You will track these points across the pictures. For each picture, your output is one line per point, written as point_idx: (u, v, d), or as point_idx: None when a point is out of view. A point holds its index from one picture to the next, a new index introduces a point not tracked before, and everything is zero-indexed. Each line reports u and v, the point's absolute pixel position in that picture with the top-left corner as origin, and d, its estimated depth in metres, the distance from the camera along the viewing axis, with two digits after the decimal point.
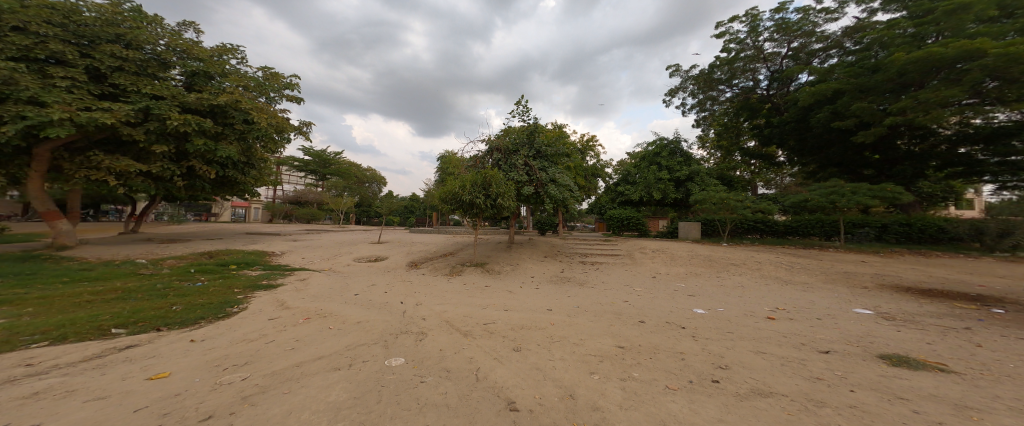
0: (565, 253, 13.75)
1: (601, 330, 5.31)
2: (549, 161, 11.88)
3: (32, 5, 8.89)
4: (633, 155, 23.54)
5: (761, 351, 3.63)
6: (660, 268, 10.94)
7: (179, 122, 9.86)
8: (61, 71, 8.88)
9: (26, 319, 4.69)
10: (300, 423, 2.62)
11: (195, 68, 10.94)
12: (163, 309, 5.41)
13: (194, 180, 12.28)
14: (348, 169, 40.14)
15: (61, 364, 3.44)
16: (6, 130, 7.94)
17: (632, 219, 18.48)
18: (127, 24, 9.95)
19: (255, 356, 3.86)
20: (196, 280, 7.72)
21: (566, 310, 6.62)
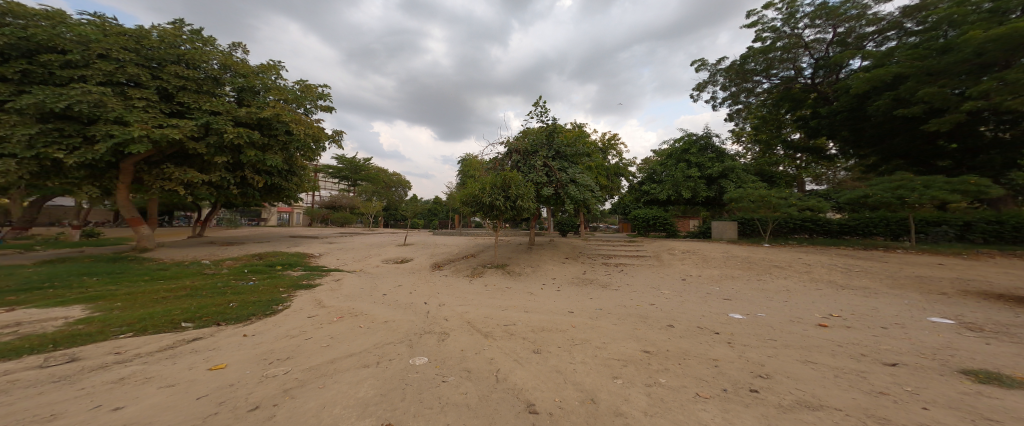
0: (588, 255, 13.61)
1: (625, 334, 5.20)
2: (569, 161, 11.83)
3: (112, 34, 9.94)
4: (659, 152, 22.85)
5: (810, 361, 3.42)
6: (692, 270, 10.53)
7: (234, 135, 10.74)
8: (138, 93, 9.87)
9: (114, 313, 5.33)
10: (332, 417, 2.77)
11: (242, 84, 11.87)
12: (222, 305, 5.91)
13: (247, 188, 13.35)
14: (375, 174, 41.86)
15: (140, 353, 3.88)
16: (99, 147, 9.08)
17: (660, 219, 17.95)
18: (184, 46, 10.89)
19: (295, 352, 4.13)
20: (249, 278, 8.39)
21: (588, 312, 6.54)
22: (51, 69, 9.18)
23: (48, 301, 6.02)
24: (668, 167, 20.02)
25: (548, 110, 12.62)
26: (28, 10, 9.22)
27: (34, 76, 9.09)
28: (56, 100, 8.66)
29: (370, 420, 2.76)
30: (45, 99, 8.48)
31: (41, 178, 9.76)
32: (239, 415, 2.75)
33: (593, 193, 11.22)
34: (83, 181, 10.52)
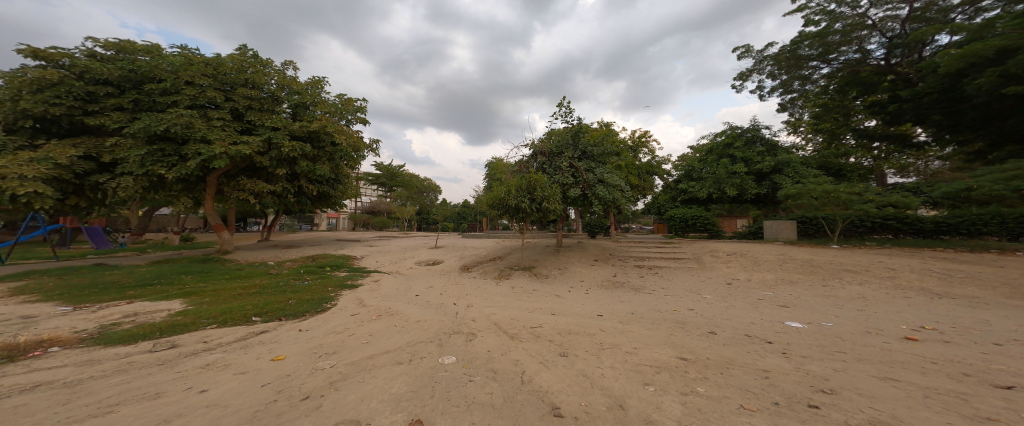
0: (619, 257, 13.22)
1: (658, 339, 5.00)
2: (596, 161, 11.66)
3: (197, 63, 11.27)
4: (697, 148, 21.70)
5: (890, 378, 3.07)
6: (739, 273, 9.86)
7: (291, 149, 11.75)
8: (218, 114, 11.16)
9: (203, 306, 6.12)
10: (368, 411, 2.96)
11: (297, 101, 12.91)
12: (283, 302, 6.50)
13: (302, 197, 14.55)
14: (407, 180, 43.75)
15: (219, 343, 4.42)
16: (190, 164, 10.44)
17: (701, 219, 16.91)
18: (251, 69, 12.02)
19: (340, 347, 4.44)
20: (305, 278, 9.16)
21: (618, 316, 6.38)
22: (153, 96, 10.71)
23: (156, 295, 7.06)
24: (709, 163, 18.82)
25: (573, 110, 12.48)
26: (139, 47, 10.86)
27: (142, 104, 10.66)
28: (159, 124, 10.06)
29: (402, 415, 2.92)
30: (150, 123, 9.87)
31: (151, 191, 11.32)
32: (291, 404, 3.04)
33: (623, 192, 10.94)
34: (179, 193, 12.11)
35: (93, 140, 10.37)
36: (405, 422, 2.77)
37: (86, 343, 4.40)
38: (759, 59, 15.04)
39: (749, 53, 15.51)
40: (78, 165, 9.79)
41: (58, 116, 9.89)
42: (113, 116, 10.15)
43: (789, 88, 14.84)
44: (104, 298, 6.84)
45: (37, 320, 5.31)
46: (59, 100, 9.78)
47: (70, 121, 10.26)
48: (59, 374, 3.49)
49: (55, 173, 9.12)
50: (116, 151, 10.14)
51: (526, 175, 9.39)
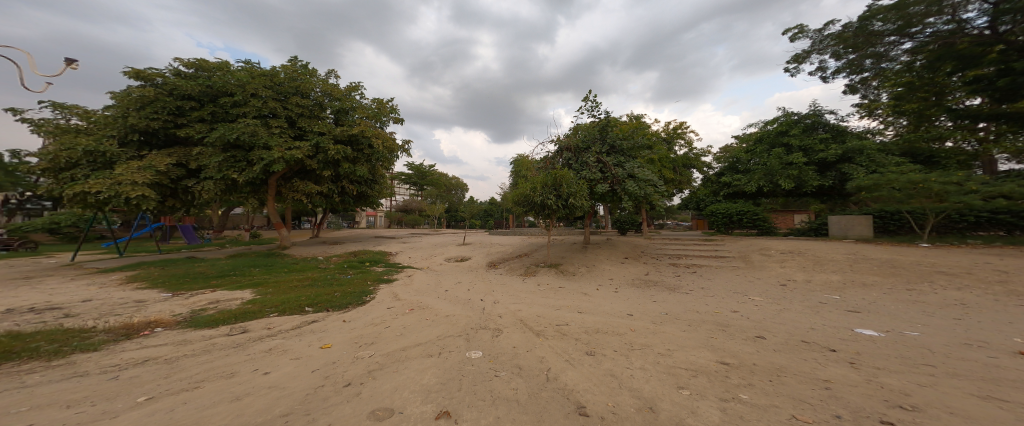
0: (650, 255, 12.70)
1: (695, 342, 4.74)
2: (625, 155, 11.31)
3: (257, 76, 12.33)
4: (743, 138, 20.22)
5: (993, 397, 2.66)
6: (795, 274, 9.07)
7: (336, 151, 12.52)
8: (276, 122, 12.18)
9: (268, 296, 6.80)
10: (400, 400, 3.11)
11: (338, 107, 13.65)
12: (331, 294, 7.01)
13: (345, 196, 15.51)
14: (437, 179, 45.07)
15: (278, 329, 4.88)
16: (255, 168, 11.52)
17: (748, 214, 15.77)
18: (300, 79, 12.94)
19: (377, 338, 4.69)
20: (349, 272, 9.81)
21: (650, 316, 6.12)
22: (226, 108, 11.99)
23: (231, 284, 7.97)
24: (760, 153, 17.48)
25: (599, 104, 12.14)
26: (214, 64, 12.13)
27: (217, 116, 11.98)
28: (231, 133, 11.22)
29: (431, 405, 3.03)
30: (224, 133, 11.06)
31: (228, 193, 12.68)
32: (333, 389, 3.26)
33: (656, 186, 10.48)
34: (249, 194, 13.46)
35: (183, 149, 11.81)
36: (434, 412, 2.87)
37: (182, 325, 5.11)
38: (817, 40, 12.85)
39: (805, 33, 14.05)
40: (172, 172, 11.19)
41: (156, 129, 11.40)
42: (196, 128, 11.53)
43: (857, 68, 12.69)
44: (193, 286, 7.85)
45: (144, 304, 6.25)
46: (155, 116, 11.29)
47: (165, 133, 11.81)
48: (159, 352, 4.07)
49: (156, 179, 10.55)
50: (197, 159, 11.50)
51: (552, 171, 9.28)
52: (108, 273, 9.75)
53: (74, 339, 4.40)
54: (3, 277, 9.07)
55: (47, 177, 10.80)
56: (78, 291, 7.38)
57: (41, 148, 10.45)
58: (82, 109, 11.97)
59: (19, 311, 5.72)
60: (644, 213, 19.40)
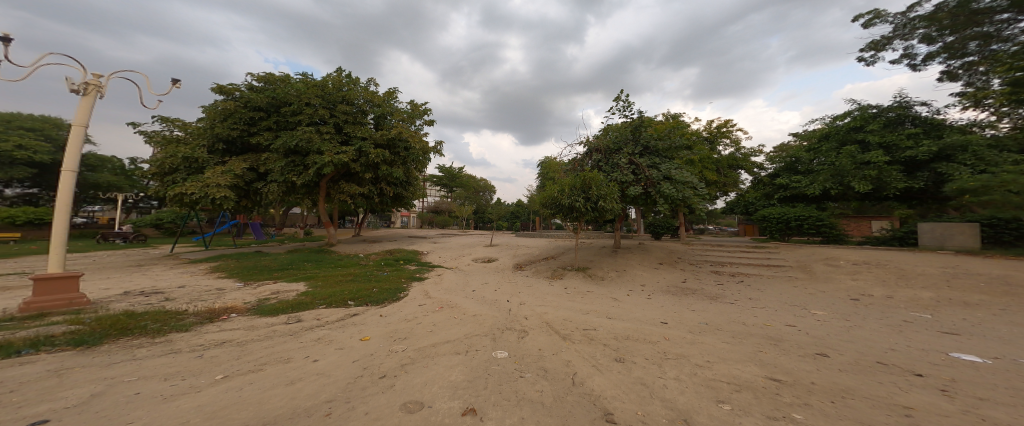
0: (686, 261, 11.98)
1: (739, 355, 4.43)
2: (660, 156, 10.87)
3: (310, 86, 13.43)
4: (804, 135, 18.44)
5: None
6: (872, 289, 8.08)
7: (376, 154, 13.30)
8: (326, 129, 13.21)
9: (319, 289, 7.41)
10: (429, 395, 3.24)
11: (378, 112, 14.44)
12: (370, 289, 7.50)
13: (382, 197, 16.42)
14: (467, 181, 46.11)
15: (326, 320, 5.32)
16: (310, 172, 12.60)
17: (810, 219, 14.07)
18: (345, 87, 13.89)
19: (410, 333, 4.92)
20: (386, 269, 10.39)
21: (688, 326, 5.80)
22: (287, 117, 13.26)
23: (290, 277, 8.82)
24: (827, 152, 15.66)
25: (632, 104, 11.77)
26: (278, 77, 13.43)
27: (281, 124, 13.31)
28: (292, 140, 12.41)
29: (457, 401, 3.14)
30: (286, 140, 12.29)
31: (289, 194, 13.98)
32: (370, 380, 3.48)
33: (695, 186, 9.90)
34: (305, 195, 14.77)
35: (254, 155, 13.23)
36: (460, 409, 2.97)
37: (252, 312, 5.76)
38: (901, 23, 10.91)
39: (884, 18, 12.63)
40: (247, 175, 12.62)
41: (234, 137, 12.92)
42: (264, 135, 12.93)
43: (956, 53, 10.30)
44: (260, 277, 8.82)
45: (223, 292, 7.15)
46: (234, 126, 12.85)
47: (241, 142, 13.35)
48: (233, 336, 4.63)
49: (235, 181, 11.95)
50: (263, 164, 12.85)
51: (581, 173, 9.16)
52: (195, 263, 11.25)
53: (171, 320, 5.14)
54: (122, 264, 10.87)
55: (156, 179, 12.81)
56: (173, 278, 8.59)
57: (151, 155, 12.40)
58: (182, 121, 13.90)
59: (132, 294, 6.81)
60: (682, 216, 18.32)
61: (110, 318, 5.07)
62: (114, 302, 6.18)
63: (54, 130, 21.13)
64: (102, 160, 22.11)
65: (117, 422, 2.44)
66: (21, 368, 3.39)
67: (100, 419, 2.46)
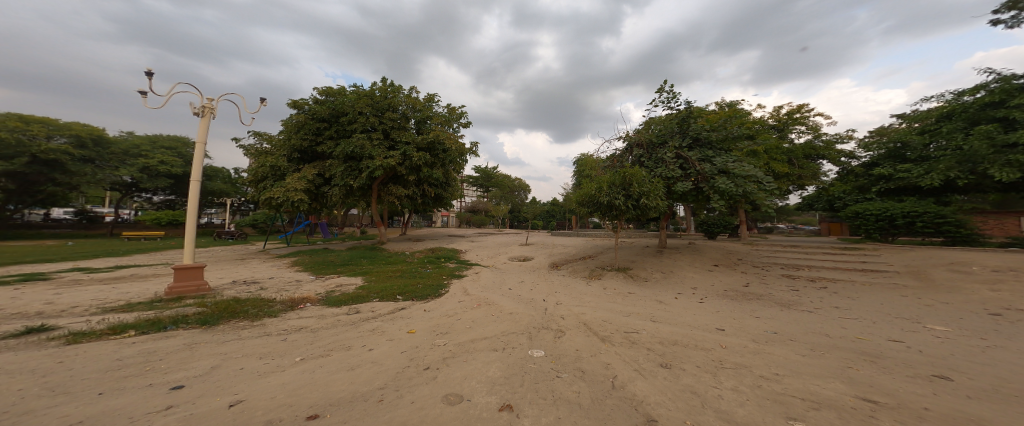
0: (749, 263, 10.80)
1: (820, 369, 3.82)
2: (714, 148, 10.02)
3: (361, 96, 14.70)
4: (913, 116, 15.39)
5: None
6: (1019, 302, 6.43)
7: (418, 157, 14.17)
8: (377, 136, 14.37)
9: (374, 283, 8.14)
10: (468, 388, 3.41)
11: (419, 117, 15.35)
12: (416, 285, 8.05)
13: (425, 198, 17.40)
14: (501, 181, 46.77)
15: (380, 313, 5.84)
16: (364, 176, 13.84)
17: (926, 215, 11.38)
18: (390, 96, 14.95)
19: (451, 328, 5.19)
20: (429, 267, 11.04)
21: (751, 334, 5.24)
22: (344, 126, 14.67)
23: (350, 271, 9.82)
24: (952, 134, 12.74)
25: (678, 94, 10.99)
26: (336, 90, 14.84)
27: (340, 132, 14.77)
28: (349, 147, 13.73)
29: (494, 397, 3.25)
30: (344, 147, 13.64)
31: (348, 197, 15.47)
32: (415, 371, 3.76)
33: (756, 179, 8.89)
34: (360, 198, 16.22)
35: (321, 162, 14.86)
36: (498, 404, 3.07)
37: (324, 302, 6.55)
38: None
39: None
40: (316, 180, 14.23)
41: (305, 146, 14.65)
42: (328, 144, 14.49)
43: None
44: (327, 271, 9.97)
45: (300, 283, 8.26)
46: (305, 137, 14.61)
47: (310, 151, 15.10)
48: (308, 323, 5.31)
49: (306, 186, 13.55)
50: (327, 170, 14.41)
51: (621, 169, 8.80)
52: (279, 258, 13.06)
53: (265, 306, 6.09)
54: (229, 258, 13.07)
55: (252, 186, 15.14)
56: (264, 270, 10.11)
57: (248, 165, 14.72)
58: (268, 135, 16.17)
59: (236, 283, 8.18)
60: (743, 213, 16.51)
61: (223, 303, 6.18)
62: (224, 289, 7.51)
63: (183, 149, 26.14)
64: (215, 171, 26.75)
65: (225, 392, 2.98)
66: (166, 341, 4.32)
67: (214, 389, 3.03)
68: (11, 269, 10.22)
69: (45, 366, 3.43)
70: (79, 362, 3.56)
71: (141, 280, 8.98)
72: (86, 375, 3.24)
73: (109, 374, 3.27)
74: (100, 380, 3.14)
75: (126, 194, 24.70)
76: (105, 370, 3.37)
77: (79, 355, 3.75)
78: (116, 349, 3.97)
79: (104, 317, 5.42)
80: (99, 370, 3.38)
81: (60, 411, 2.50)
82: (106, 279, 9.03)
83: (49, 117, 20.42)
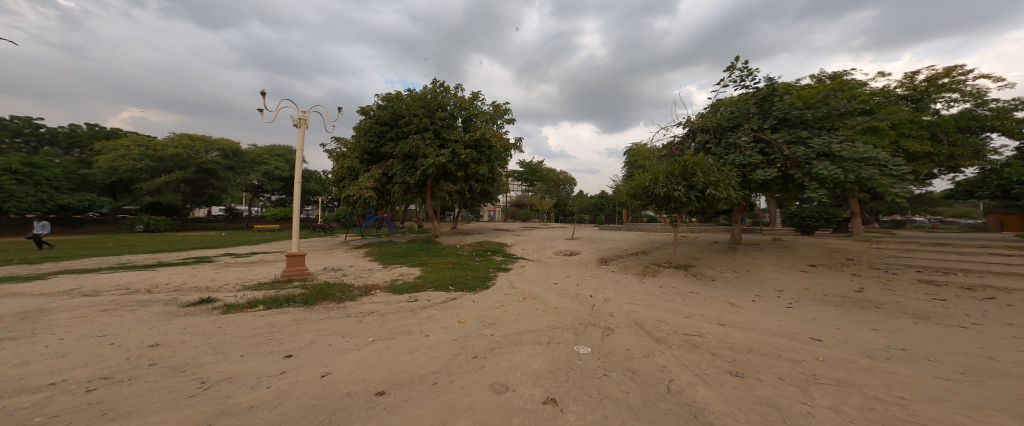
0: (865, 265, 8.81)
1: (972, 399, 2.90)
2: (810, 128, 8.42)
3: (416, 98, 15.76)
4: None
5: None
6: None
7: (466, 154, 14.83)
8: (433, 137, 15.36)
9: (429, 273, 8.82)
10: (514, 379, 3.48)
11: (465, 116, 15.99)
12: (465, 276, 8.48)
13: (473, 194, 18.17)
14: (546, 175, 46.35)
15: (434, 301, 6.31)
16: (420, 173, 14.93)
17: None
18: (440, 97, 15.77)
19: (498, 320, 5.35)
20: (477, 259, 11.54)
21: (859, 347, 4.24)
22: (402, 128, 15.91)
23: (409, 262, 10.80)
24: None
25: (755, 69, 9.48)
26: (394, 95, 16.11)
27: (400, 134, 16.07)
28: (407, 147, 14.93)
29: (538, 390, 3.26)
30: (403, 148, 14.87)
31: (409, 193, 16.87)
32: (464, 359, 3.97)
33: (873, 161, 7.12)
34: (418, 195, 17.50)
35: (384, 162, 16.41)
36: (542, 397, 3.07)
37: (390, 289, 7.34)
38: None
39: None
40: (381, 179, 15.77)
41: (372, 148, 16.31)
42: (390, 146, 15.91)
43: None
44: (391, 261, 11.11)
45: (371, 271, 9.38)
46: (371, 139, 16.26)
47: (376, 152, 16.74)
48: (378, 307, 6.00)
49: (373, 184, 15.14)
50: (390, 169, 15.86)
51: (681, 158, 7.95)
52: (354, 248, 14.92)
53: (346, 290, 7.07)
54: (319, 247, 15.38)
55: (333, 185, 17.45)
56: (343, 259, 11.70)
57: (332, 167, 17.00)
58: (342, 139, 18.36)
59: (323, 269, 9.63)
60: (857, 202, 13.42)
61: (317, 286, 7.36)
62: (318, 275, 8.93)
63: (289, 156, 31.52)
64: (310, 174, 31.64)
65: (318, 364, 3.55)
66: (280, 316, 5.33)
67: (310, 360, 3.64)
68: (186, 253, 13.60)
69: (209, 329, 4.53)
70: (228, 328, 4.60)
71: (261, 264, 11.16)
72: (234, 339, 4.18)
73: (247, 340, 4.18)
74: (241, 344, 4.03)
75: (254, 195, 30.76)
76: (245, 336, 4.31)
77: (229, 323, 4.85)
78: (249, 320, 5.03)
79: (241, 293, 6.91)
80: (240, 336, 4.33)
81: (215, 367, 3.26)
82: (239, 263, 11.42)
83: (206, 136, 26.37)
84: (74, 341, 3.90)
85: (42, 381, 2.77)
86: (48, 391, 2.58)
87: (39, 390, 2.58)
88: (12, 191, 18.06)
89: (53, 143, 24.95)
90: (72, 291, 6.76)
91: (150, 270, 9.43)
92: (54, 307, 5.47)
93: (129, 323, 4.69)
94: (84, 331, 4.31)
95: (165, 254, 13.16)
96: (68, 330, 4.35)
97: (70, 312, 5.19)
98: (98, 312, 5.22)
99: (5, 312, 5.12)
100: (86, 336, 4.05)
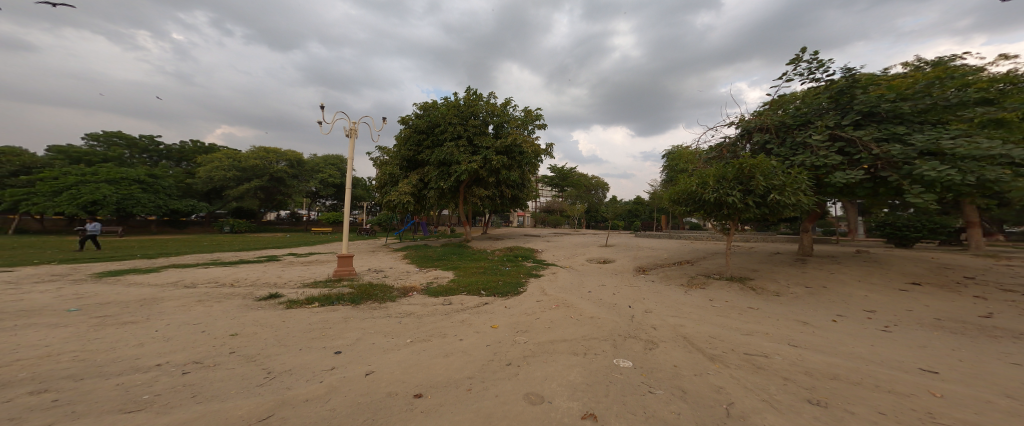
0: (989, 285, 7.20)
1: None
2: (908, 122, 7.26)
3: (450, 107, 16.30)
4: None
5: None
6: None
7: (498, 160, 15.01)
8: (468, 144, 15.79)
9: (462, 277, 8.95)
10: (549, 390, 3.32)
11: (497, 122, 16.27)
12: (496, 281, 8.47)
13: (504, 199, 18.41)
14: (577, 180, 45.35)
15: (468, 306, 6.36)
16: (455, 178, 15.39)
17: None
18: (473, 104, 16.19)
19: (531, 327, 5.22)
20: (507, 264, 11.52)
21: (985, 383, 3.42)
22: (437, 136, 16.52)
23: (443, 266, 11.06)
24: None
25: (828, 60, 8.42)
26: (430, 104, 16.75)
27: (435, 142, 16.68)
28: (443, 155, 15.48)
29: (576, 403, 3.08)
30: (439, 155, 15.43)
31: (445, 198, 17.43)
32: (498, 366, 3.90)
33: (1002, 159, 5.79)
34: (451, 200, 17.99)
35: (422, 169, 17.12)
36: (580, 412, 2.88)
37: (426, 292, 7.56)
38: None
39: None
40: (417, 185, 16.44)
41: (410, 156, 17.13)
42: (426, 153, 16.58)
43: None
44: (427, 264, 11.48)
45: (409, 273, 9.76)
46: (410, 148, 17.07)
47: (414, 160, 17.53)
48: (416, 309, 6.18)
49: (411, 189, 15.86)
50: (426, 176, 16.47)
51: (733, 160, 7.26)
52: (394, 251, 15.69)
53: (387, 291, 7.41)
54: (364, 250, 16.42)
55: (377, 191, 18.55)
56: (384, 261, 12.34)
57: (375, 175, 18.10)
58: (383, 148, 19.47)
59: (367, 270, 10.22)
60: (975, 210, 11.44)
61: (363, 286, 7.81)
62: (363, 275, 9.51)
63: (341, 165, 34.43)
64: (358, 181, 34.38)
65: (363, 362, 3.70)
66: (332, 313, 5.71)
67: (357, 358, 3.81)
68: (258, 252, 15.30)
69: (275, 322, 4.98)
70: (290, 322, 5.03)
71: (315, 264, 12.17)
72: (295, 333, 4.55)
73: (305, 334, 4.52)
74: (301, 338, 4.36)
75: (313, 200, 33.95)
76: (304, 331, 4.68)
77: (291, 318, 5.31)
78: (305, 316, 5.45)
79: (301, 290, 7.55)
80: (300, 330, 4.70)
81: (280, 358, 3.54)
82: (298, 262, 12.55)
83: (277, 148, 29.73)
84: (176, 327, 4.49)
85: (152, 362, 3.19)
86: (156, 371, 2.95)
87: (150, 370, 2.96)
88: (138, 198, 21.91)
89: (168, 157, 29.83)
90: (176, 282, 7.91)
91: (232, 266, 10.75)
92: (164, 295, 6.42)
93: (216, 313, 5.34)
94: (183, 318, 4.97)
95: (241, 253, 14.90)
96: (172, 317, 5.05)
97: (176, 301, 6.07)
98: (195, 302, 6.01)
99: (127, 299, 6.09)
100: (185, 323, 4.67)
